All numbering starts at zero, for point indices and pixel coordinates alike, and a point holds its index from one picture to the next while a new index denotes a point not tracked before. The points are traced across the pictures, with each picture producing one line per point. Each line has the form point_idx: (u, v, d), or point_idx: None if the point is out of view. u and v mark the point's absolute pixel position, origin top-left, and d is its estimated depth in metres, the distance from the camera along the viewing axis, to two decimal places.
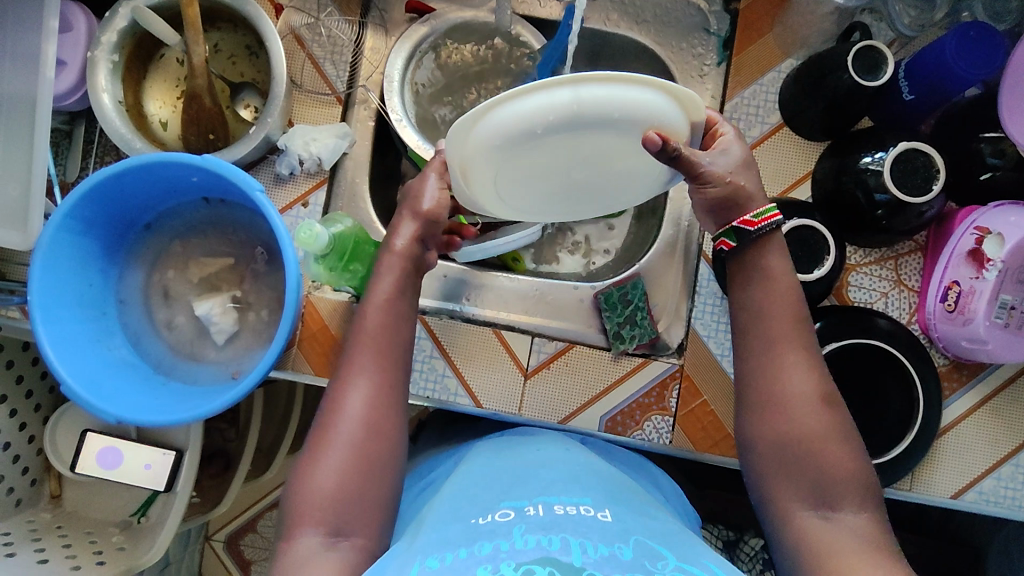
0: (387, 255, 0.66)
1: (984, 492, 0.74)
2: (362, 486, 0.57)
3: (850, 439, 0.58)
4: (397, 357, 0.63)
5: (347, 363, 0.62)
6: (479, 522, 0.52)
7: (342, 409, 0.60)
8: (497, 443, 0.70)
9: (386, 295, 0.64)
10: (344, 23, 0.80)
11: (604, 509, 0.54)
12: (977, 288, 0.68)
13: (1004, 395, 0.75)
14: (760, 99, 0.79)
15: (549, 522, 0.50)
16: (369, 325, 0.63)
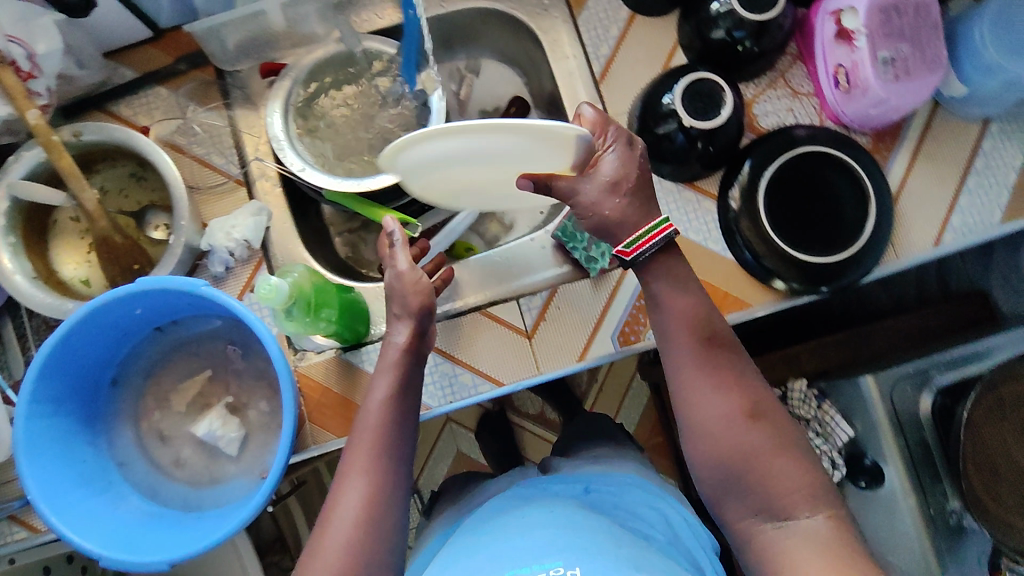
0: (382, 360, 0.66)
1: (956, 228, 0.80)
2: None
3: (792, 446, 0.60)
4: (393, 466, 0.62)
5: (347, 460, 0.62)
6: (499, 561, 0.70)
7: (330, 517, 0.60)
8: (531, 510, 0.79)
9: (379, 408, 0.63)
10: (209, 112, 0.83)
11: (572, 566, 0.65)
12: (858, 60, 0.75)
13: (929, 141, 0.81)
14: (604, 4, 0.85)
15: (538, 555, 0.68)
16: (359, 439, 0.62)
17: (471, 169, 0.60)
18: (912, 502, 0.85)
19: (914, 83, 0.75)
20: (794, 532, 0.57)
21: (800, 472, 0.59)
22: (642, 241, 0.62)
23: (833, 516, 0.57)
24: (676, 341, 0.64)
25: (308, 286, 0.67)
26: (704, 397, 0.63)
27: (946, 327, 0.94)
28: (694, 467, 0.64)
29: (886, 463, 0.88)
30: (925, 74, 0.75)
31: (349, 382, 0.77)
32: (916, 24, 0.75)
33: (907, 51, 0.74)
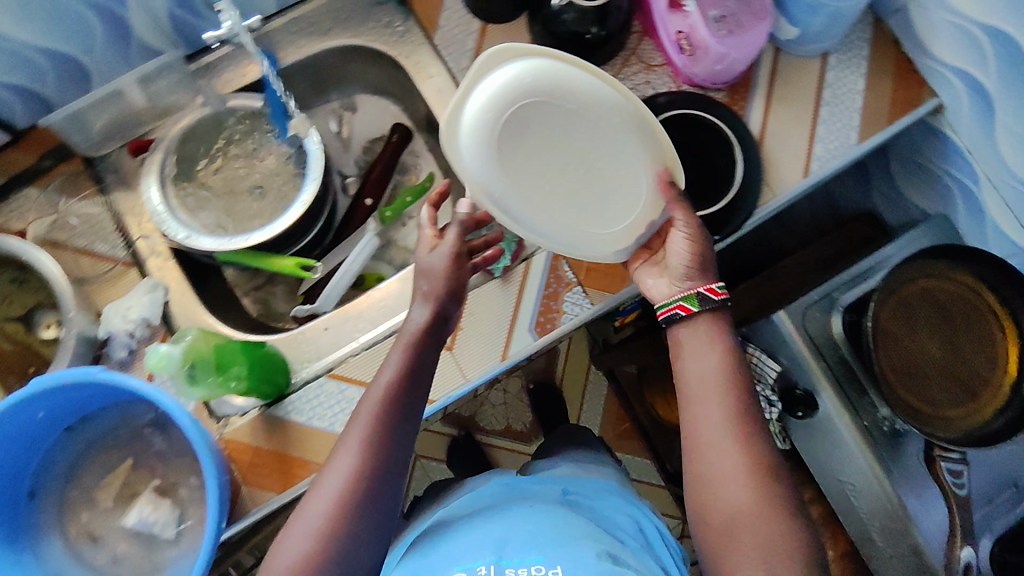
0: (363, 410, 0.66)
1: (820, 157, 0.85)
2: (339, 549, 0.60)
3: (785, 518, 0.64)
4: (358, 520, 0.62)
5: (347, 432, 0.66)
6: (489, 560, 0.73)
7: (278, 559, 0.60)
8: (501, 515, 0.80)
9: (350, 463, 0.63)
10: (84, 202, 0.82)
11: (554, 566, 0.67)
12: (692, 22, 0.79)
13: (778, 83, 0.87)
14: (456, 20, 0.87)
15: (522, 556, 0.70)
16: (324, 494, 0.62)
17: (552, 152, 0.71)
18: (846, 419, 0.91)
19: (747, 34, 0.80)
20: None
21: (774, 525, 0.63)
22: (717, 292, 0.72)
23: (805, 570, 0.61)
24: (693, 396, 0.71)
25: (205, 346, 0.67)
26: (707, 453, 0.68)
27: (834, 257, 1.10)
28: (696, 512, 0.68)
29: (818, 390, 0.93)
30: (757, 23, 0.80)
31: (278, 435, 0.75)
32: None
33: (735, 7, 0.80)
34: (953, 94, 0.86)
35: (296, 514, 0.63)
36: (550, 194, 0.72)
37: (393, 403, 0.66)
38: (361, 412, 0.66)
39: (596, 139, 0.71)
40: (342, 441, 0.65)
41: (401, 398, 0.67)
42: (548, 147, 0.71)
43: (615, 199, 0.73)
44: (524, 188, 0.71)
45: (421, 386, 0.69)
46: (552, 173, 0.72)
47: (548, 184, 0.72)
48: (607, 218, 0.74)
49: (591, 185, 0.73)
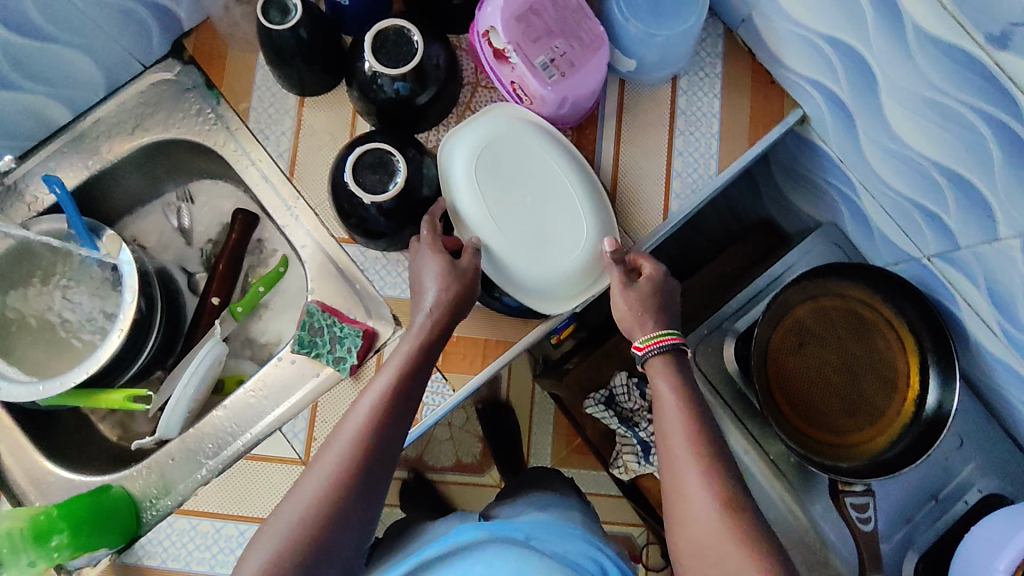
0: (357, 411, 0.64)
1: (680, 193, 0.79)
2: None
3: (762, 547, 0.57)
4: (333, 529, 0.59)
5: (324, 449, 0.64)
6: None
7: (242, 570, 0.57)
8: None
9: (335, 465, 0.61)
10: None
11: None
12: (521, 72, 0.73)
13: (628, 115, 0.80)
14: (269, 97, 0.80)
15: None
16: (302, 498, 0.60)
17: (534, 181, 0.74)
18: (753, 455, 0.86)
19: (581, 72, 0.73)
20: None
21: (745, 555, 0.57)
22: (652, 340, 0.69)
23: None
24: (662, 426, 0.66)
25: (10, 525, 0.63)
26: (679, 474, 0.62)
27: (736, 272, 1.04)
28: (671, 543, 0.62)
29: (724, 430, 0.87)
30: (591, 58, 0.73)
31: None
32: (560, 16, 0.73)
33: (563, 45, 0.72)
34: (816, 105, 0.79)
35: (262, 530, 0.60)
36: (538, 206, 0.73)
37: (388, 404, 0.64)
38: (356, 412, 0.64)
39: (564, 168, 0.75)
40: (331, 441, 0.63)
41: (397, 397, 0.65)
42: (505, 200, 0.73)
43: (558, 245, 0.73)
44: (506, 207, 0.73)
45: (418, 393, 0.67)
46: (506, 218, 0.72)
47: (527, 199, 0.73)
48: (560, 260, 0.73)
49: (556, 208, 0.74)
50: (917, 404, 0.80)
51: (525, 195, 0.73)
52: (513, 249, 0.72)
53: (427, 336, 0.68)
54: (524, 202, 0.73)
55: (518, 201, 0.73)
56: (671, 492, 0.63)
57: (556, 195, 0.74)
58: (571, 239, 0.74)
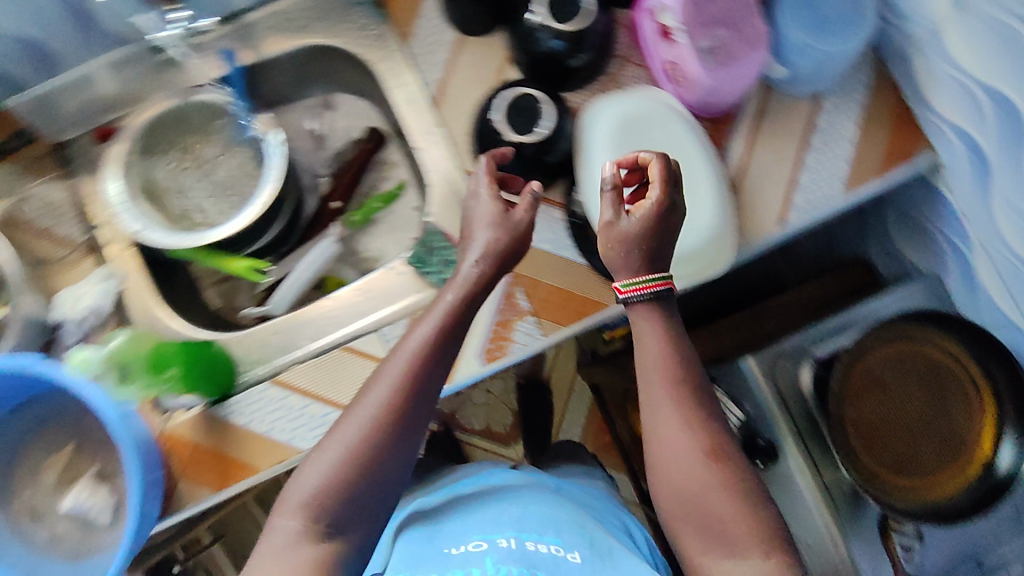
0: (398, 356, 0.67)
1: (801, 206, 0.79)
2: (348, 501, 0.64)
3: (757, 502, 0.64)
4: (375, 465, 0.64)
5: (373, 379, 0.67)
6: (456, 549, 0.80)
7: (293, 492, 0.64)
8: (476, 512, 0.89)
9: (377, 407, 0.65)
10: (48, 185, 0.82)
11: (572, 550, 0.79)
12: (680, 53, 0.74)
13: (767, 117, 0.81)
14: (431, 28, 0.86)
15: (518, 556, 0.77)
16: (347, 436, 0.64)
17: (665, 159, 0.77)
18: (810, 480, 0.86)
19: (738, 66, 0.74)
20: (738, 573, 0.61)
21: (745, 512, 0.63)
22: (637, 286, 0.66)
23: (783, 561, 0.61)
24: (651, 381, 0.67)
25: (130, 348, 0.75)
26: (669, 428, 0.65)
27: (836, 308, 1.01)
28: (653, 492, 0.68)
29: (782, 444, 0.88)
30: (750, 54, 0.74)
31: (217, 435, 0.77)
32: (729, 7, 0.74)
33: (726, 35, 0.73)
34: (952, 154, 0.80)
35: (311, 455, 0.66)
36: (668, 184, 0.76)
37: (427, 353, 0.67)
38: (397, 357, 0.67)
39: (696, 152, 0.77)
40: (372, 385, 0.67)
41: (439, 346, 0.67)
42: None
43: (680, 222, 0.75)
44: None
45: (461, 340, 0.69)
46: (633, 189, 0.76)
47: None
48: (679, 237, 0.75)
49: (685, 186, 0.76)
50: (989, 464, 0.75)
51: None
52: (636, 219, 0.75)
53: (468, 295, 0.69)
54: None
55: None
56: (654, 447, 0.66)
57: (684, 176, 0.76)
58: (694, 220, 0.76)
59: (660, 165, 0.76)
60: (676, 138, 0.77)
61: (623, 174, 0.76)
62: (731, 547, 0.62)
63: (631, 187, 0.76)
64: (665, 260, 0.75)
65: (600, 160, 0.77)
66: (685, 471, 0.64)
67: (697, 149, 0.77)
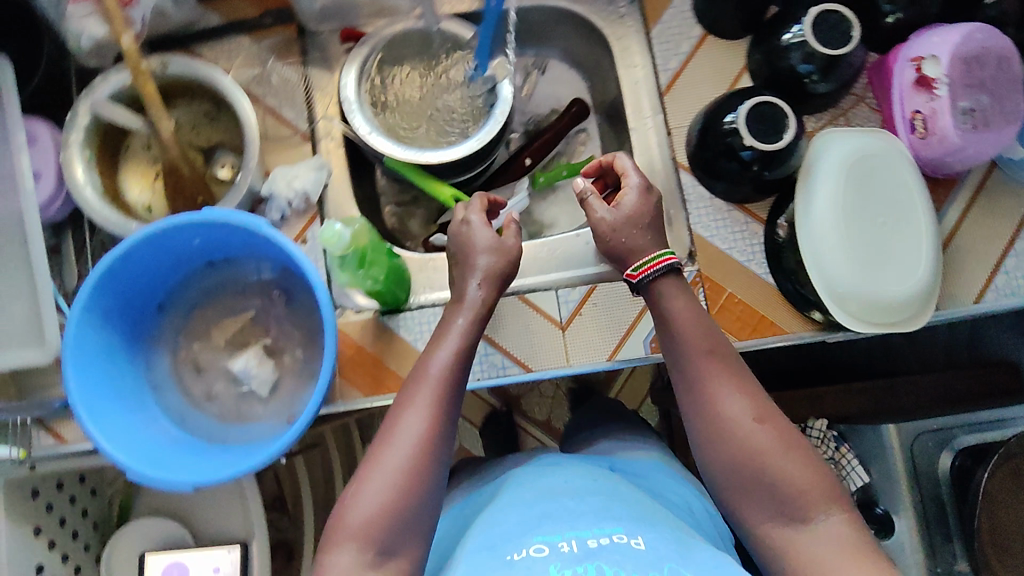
0: (423, 383, 0.65)
1: (1000, 287, 0.81)
2: (409, 512, 0.61)
3: (805, 454, 0.63)
4: (427, 483, 0.62)
5: (405, 393, 0.65)
6: (516, 559, 0.62)
7: (347, 520, 0.60)
8: (520, 494, 0.74)
9: (422, 428, 0.63)
10: (287, 68, 0.85)
11: (637, 537, 0.63)
12: (937, 107, 0.76)
13: (986, 193, 0.82)
14: (679, 19, 0.86)
15: (584, 559, 0.60)
16: (392, 462, 0.62)
17: (887, 202, 0.77)
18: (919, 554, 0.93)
19: (993, 133, 0.75)
20: (817, 533, 0.61)
21: (810, 472, 0.62)
22: (649, 266, 0.68)
23: (847, 519, 0.61)
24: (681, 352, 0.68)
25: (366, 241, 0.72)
26: (720, 395, 0.65)
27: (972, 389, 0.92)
28: (705, 468, 0.67)
29: (899, 514, 0.95)
30: (1004, 126, 0.75)
31: (384, 344, 0.80)
32: (996, 75, 0.75)
33: (987, 101, 0.75)
34: None
35: (360, 475, 0.63)
36: (890, 233, 0.76)
37: (454, 374, 0.66)
38: (421, 384, 0.65)
39: (916, 203, 0.78)
40: (403, 410, 0.64)
41: (457, 367, 0.66)
42: (857, 208, 0.76)
43: (892, 266, 0.75)
44: (857, 220, 0.76)
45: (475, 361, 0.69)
46: (851, 223, 0.76)
47: (882, 223, 0.76)
48: (890, 281, 0.75)
49: (902, 233, 0.76)
50: None
51: (876, 210, 0.76)
52: (851, 253, 0.75)
53: (468, 334, 0.67)
54: (873, 215, 0.76)
55: (866, 213, 0.76)
56: (711, 414, 0.65)
57: (902, 223, 0.77)
58: (906, 269, 0.76)
59: (882, 206, 0.76)
60: (901, 185, 0.77)
61: (845, 208, 0.76)
62: (797, 515, 0.61)
63: (850, 221, 0.76)
64: (871, 300, 0.75)
65: (823, 188, 0.77)
66: (744, 438, 0.63)
67: (918, 201, 0.78)
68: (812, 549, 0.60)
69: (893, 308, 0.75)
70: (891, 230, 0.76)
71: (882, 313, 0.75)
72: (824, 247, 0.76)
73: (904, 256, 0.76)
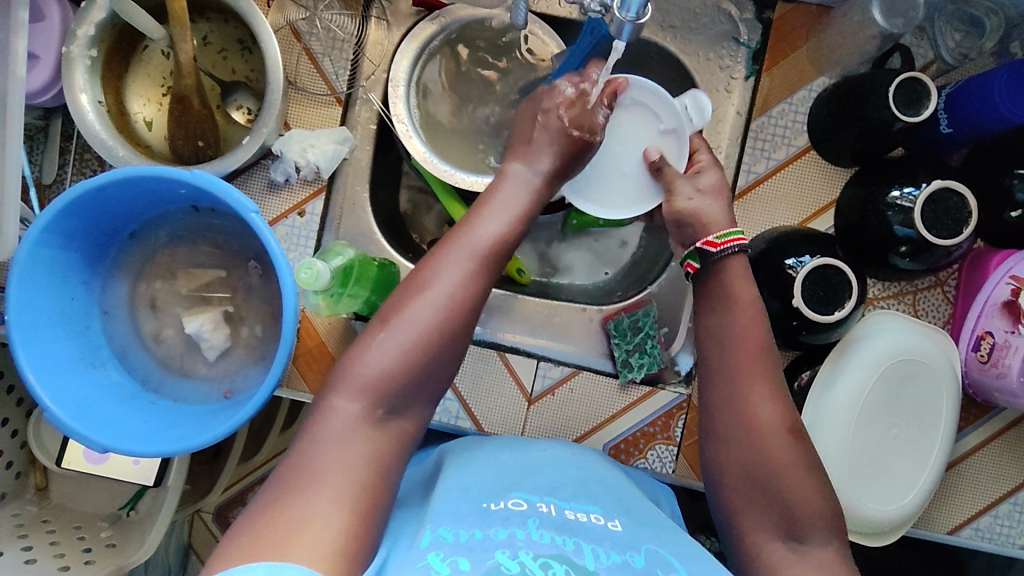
0: (461, 248, 0.61)
1: (980, 528, 0.74)
2: (416, 376, 0.57)
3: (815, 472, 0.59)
4: (439, 351, 0.58)
5: (441, 255, 0.61)
6: (491, 508, 0.52)
7: (359, 368, 0.56)
8: (500, 445, 0.64)
9: (450, 292, 0.59)
10: (344, 16, 0.74)
11: (615, 518, 0.54)
12: (1012, 343, 0.66)
13: (1016, 429, 0.75)
14: (789, 119, 0.75)
15: (563, 523, 0.51)
16: (408, 323, 0.58)
17: (910, 413, 0.70)
18: None
19: None
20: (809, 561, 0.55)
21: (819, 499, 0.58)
22: (728, 239, 0.65)
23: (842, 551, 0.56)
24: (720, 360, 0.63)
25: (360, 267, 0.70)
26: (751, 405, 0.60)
27: None
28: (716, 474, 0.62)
29: None
30: None
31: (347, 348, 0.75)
32: None
33: None
34: None
35: (378, 325, 0.59)
36: (896, 449, 0.70)
37: (497, 250, 0.63)
38: (460, 248, 0.62)
39: (939, 427, 0.71)
40: (438, 266, 0.61)
41: (505, 237, 0.64)
42: (880, 410, 0.70)
43: (882, 482, 0.70)
44: (867, 426, 0.69)
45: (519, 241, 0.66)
46: (866, 422, 0.69)
47: (892, 436, 0.70)
48: (875, 497, 0.70)
49: (907, 455, 0.71)
50: None
51: (895, 419, 0.70)
52: (849, 454, 0.69)
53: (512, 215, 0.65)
54: (891, 422, 0.70)
55: (886, 419, 0.70)
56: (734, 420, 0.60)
57: (912, 442, 0.71)
58: (895, 491, 0.70)
59: (906, 417, 0.70)
60: (932, 404, 0.70)
61: (865, 404, 0.69)
62: (795, 531, 0.57)
63: (864, 420, 0.69)
64: (850, 507, 0.69)
65: (856, 375, 0.69)
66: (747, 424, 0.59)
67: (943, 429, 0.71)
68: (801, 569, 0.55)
69: (857, 521, 0.70)
70: (898, 444, 0.70)
71: (859, 524, 0.70)
72: (824, 437, 0.69)
73: (898, 480, 0.70)
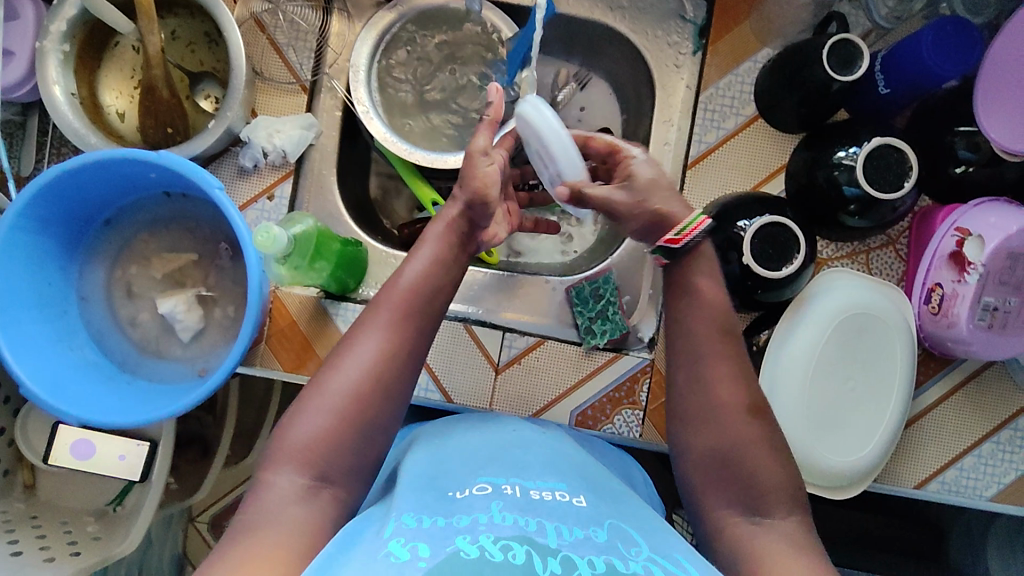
0: (389, 294, 0.62)
1: (946, 482, 0.75)
2: (354, 433, 0.57)
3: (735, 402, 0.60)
4: (376, 403, 0.58)
5: (369, 311, 0.62)
6: (456, 496, 0.54)
7: (297, 418, 0.57)
8: (475, 432, 0.66)
9: (375, 351, 0.59)
10: (306, 8, 0.77)
11: (579, 495, 0.56)
12: (960, 292, 0.68)
13: (977, 381, 0.76)
14: (736, 90, 0.78)
15: (526, 504, 0.52)
16: (337, 383, 0.58)
17: (865, 372, 0.72)
18: None
19: (1008, 338, 0.68)
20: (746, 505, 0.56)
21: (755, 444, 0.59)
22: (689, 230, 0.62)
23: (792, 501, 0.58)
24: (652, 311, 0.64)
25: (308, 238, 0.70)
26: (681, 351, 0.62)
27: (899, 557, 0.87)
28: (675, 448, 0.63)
29: None
30: None
31: (316, 325, 0.78)
32: None
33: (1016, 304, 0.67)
34: None
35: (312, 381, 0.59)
36: (854, 403, 0.72)
37: (423, 284, 0.63)
38: (386, 295, 0.62)
39: (895, 383, 0.72)
40: (364, 322, 0.61)
41: (430, 266, 0.63)
42: (835, 369, 0.71)
43: (843, 438, 0.71)
44: (824, 382, 0.71)
45: (449, 275, 0.65)
46: (823, 381, 0.71)
47: (850, 392, 0.72)
48: (837, 452, 0.71)
49: (867, 410, 0.72)
50: None
51: (850, 376, 0.72)
52: (807, 410, 0.71)
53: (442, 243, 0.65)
54: (846, 380, 0.72)
55: (841, 377, 0.72)
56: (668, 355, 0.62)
57: (871, 398, 0.72)
58: (856, 446, 0.71)
59: (862, 375, 0.72)
60: (887, 360, 0.72)
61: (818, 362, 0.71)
62: None
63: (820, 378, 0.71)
64: (814, 462, 0.70)
65: (809, 335, 0.71)
66: None
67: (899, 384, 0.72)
68: (758, 537, 0.56)
69: (822, 475, 0.71)
70: (855, 401, 0.72)
71: (824, 479, 0.71)
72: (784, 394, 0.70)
73: (858, 435, 0.71)
